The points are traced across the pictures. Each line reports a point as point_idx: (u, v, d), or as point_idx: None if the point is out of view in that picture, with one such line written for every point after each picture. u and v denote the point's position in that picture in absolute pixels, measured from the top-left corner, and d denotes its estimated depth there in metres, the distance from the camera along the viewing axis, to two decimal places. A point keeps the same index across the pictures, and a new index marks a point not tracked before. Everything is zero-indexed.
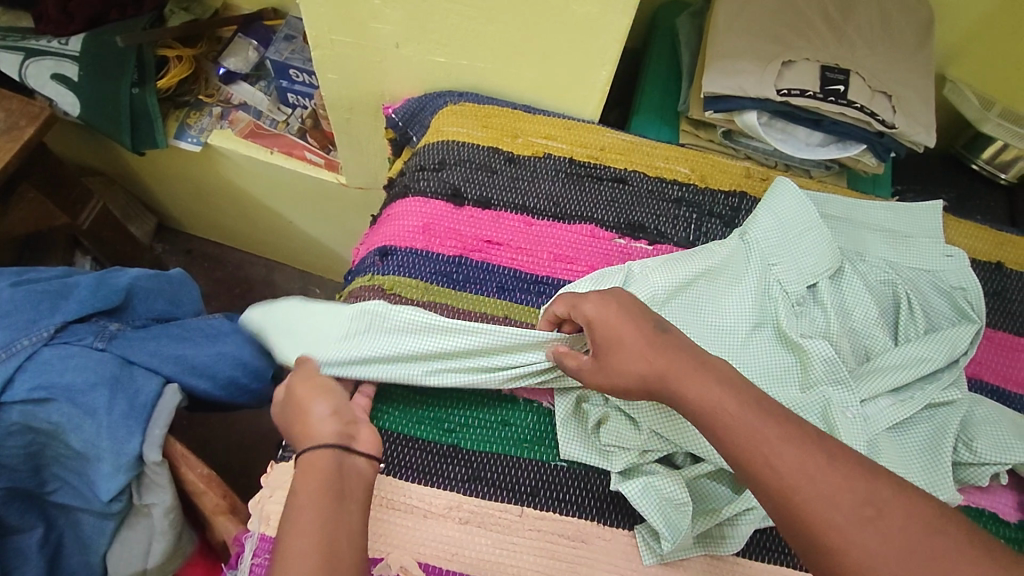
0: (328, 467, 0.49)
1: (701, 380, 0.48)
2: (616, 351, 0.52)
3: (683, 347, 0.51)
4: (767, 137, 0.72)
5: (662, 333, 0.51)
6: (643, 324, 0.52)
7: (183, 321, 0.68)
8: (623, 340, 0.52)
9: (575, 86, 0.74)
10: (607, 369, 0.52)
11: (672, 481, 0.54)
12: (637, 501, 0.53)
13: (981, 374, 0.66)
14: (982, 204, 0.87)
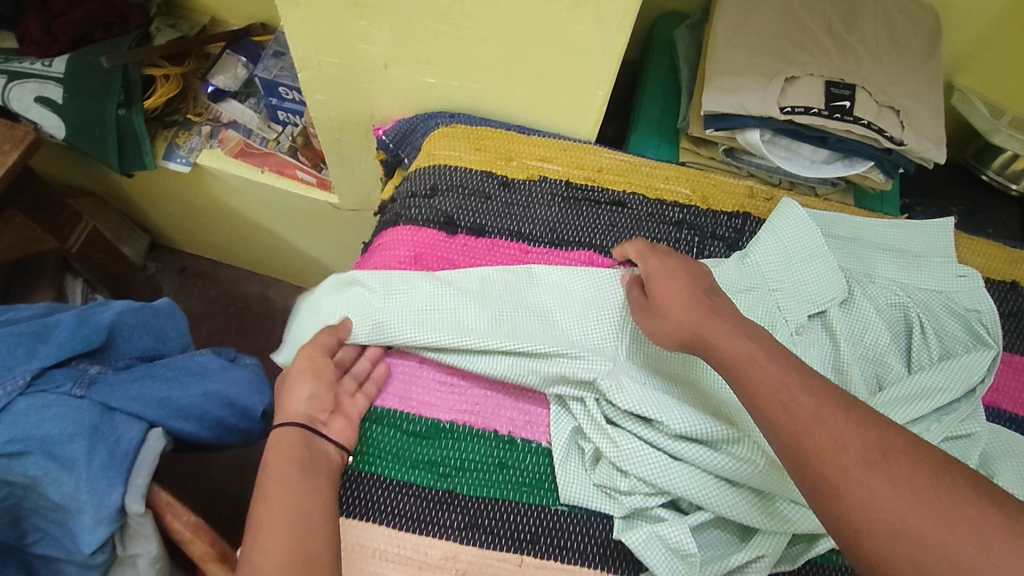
0: (296, 445, 0.52)
1: (722, 330, 0.51)
2: (665, 288, 0.56)
3: (729, 312, 0.53)
4: (770, 155, 0.69)
5: (712, 298, 0.54)
6: (695, 285, 0.55)
7: (168, 359, 0.66)
8: (670, 293, 0.55)
9: (570, 106, 0.72)
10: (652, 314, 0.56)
11: (679, 530, 0.51)
12: (642, 551, 0.51)
13: (998, 402, 0.63)
14: (993, 217, 0.85)
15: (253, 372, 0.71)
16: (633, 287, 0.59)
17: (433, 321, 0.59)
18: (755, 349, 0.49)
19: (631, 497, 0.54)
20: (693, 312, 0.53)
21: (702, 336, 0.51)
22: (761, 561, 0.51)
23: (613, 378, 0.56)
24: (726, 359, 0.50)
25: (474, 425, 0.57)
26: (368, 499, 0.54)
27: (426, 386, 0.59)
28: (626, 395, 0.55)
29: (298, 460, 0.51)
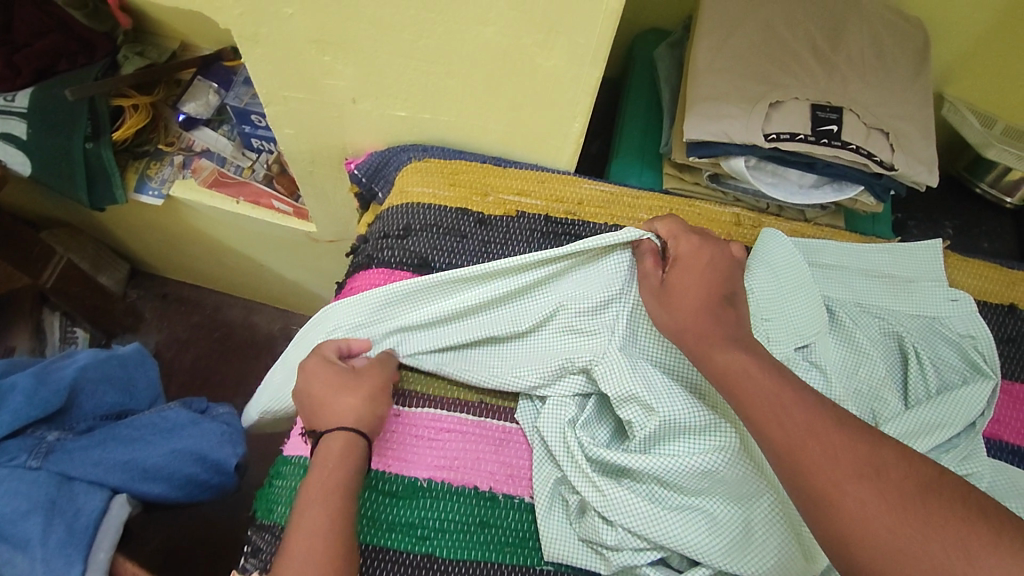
0: (352, 453, 0.51)
1: (722, 348, 0.49)
2: (682, 281, 0.54)
3: (734, 325, 0.51)
4: (756, 181, 0.67)
5: (724, 308, 0.52)
6: (710, 290, 0.53)
7: (133, 417, 0.63)
8: (687, 291, 0.53)
9: (547, 138, 0.69)
10: (665, 302, 0.53)
11: None
12: None
13: (999, 434, 0.60)
14: (989, 231, 0.82)
15: (228, 423, 0.68)
16: (647, 259, 0.57)
17: (434, 330, 0.59)
18: (750, 364, 0.47)
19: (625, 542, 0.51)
20: (696, 321, 0.51)
21: (698, 348, 0.50)
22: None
23: (608, 363, 0.55)
24: (721, 375, 0.48)
25: (454, 482, 0.54)
26: None
27: (403, 441, 0.56)
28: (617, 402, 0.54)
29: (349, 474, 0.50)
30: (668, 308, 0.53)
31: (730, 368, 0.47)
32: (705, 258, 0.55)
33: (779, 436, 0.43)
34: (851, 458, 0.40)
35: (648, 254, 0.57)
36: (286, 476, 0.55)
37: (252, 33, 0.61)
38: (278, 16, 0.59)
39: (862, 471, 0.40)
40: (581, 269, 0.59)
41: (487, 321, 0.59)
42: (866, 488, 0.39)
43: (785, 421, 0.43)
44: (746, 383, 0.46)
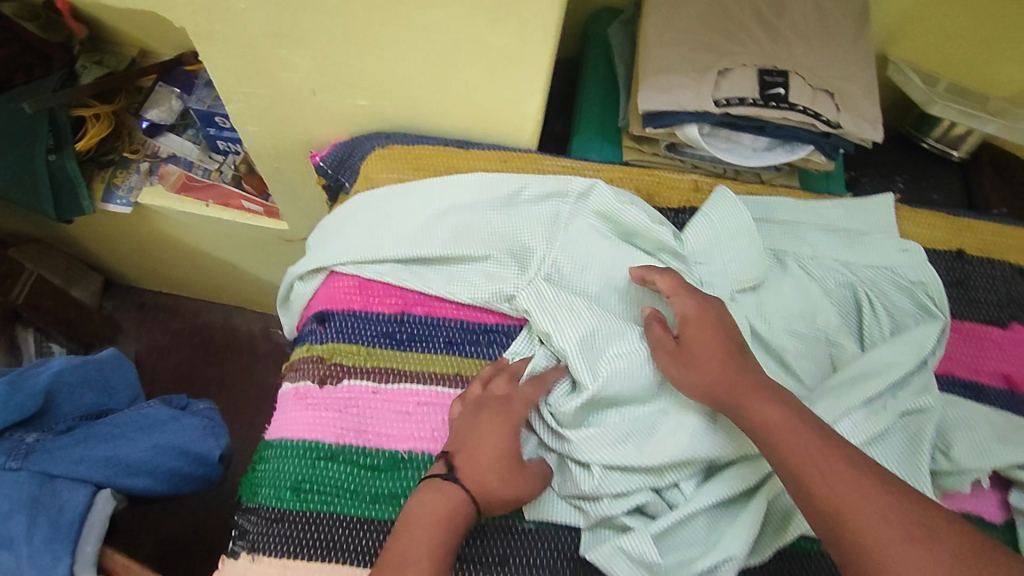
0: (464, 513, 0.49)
1: (753, 400, 0.50)
2: (699, 339, 0.54)
3: (758, 374, 0.52)
4: (711, 148, 0.69)
5: (743, 357, 0.53)
6: (727, 344, 0.54)
7: (114, 414, 0.63)
8: (705, 350, 0.54)
9: (506, 117, 0.70)
10: (684, 363, 0.54)
11: (642, 539, 0.51)
12: (606, 564, 0.51)
13: (951, 370, 0.63)
14: (938, 182, 0.85)
15: (210, 416, 0.68)
16: (655, 325, 0.56)
17: (410, 264, 0.63)
18: (793, 419, 0.49)
19: (607, 486, 0.53)
20: (723, 375, 0.52)
21: (732, 401, 0.51)
22: (733, 560, 0.51)
23: (569, 304, 0.58)
24: (762, 428, 0.49)
25: (435, 453, 0.56)
26: (327, 539, 0.52)
27: (382, 416, 0.57)
28: (592, 350, 0.56)
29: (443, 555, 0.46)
30: (686, 374, 0.53)
31: (771, 421, 0.49)
32: (715, 318, 0.55)
33: (830, 498, 0.45)
34: (904, 522, 0.43)
35: (655, 316, 0.57)
36: (268, 460, 0.56)
37: (207, 30, 0.62)
38: (231, 12, 0.60)
39: (915, 534, 0.42)
40: (541, 217, 0.65)
41: (459, 254, 0.63)
42: (920, 551, 0.42)
43: (834, 483, 0.45)
44: (789, 437, 0.48)
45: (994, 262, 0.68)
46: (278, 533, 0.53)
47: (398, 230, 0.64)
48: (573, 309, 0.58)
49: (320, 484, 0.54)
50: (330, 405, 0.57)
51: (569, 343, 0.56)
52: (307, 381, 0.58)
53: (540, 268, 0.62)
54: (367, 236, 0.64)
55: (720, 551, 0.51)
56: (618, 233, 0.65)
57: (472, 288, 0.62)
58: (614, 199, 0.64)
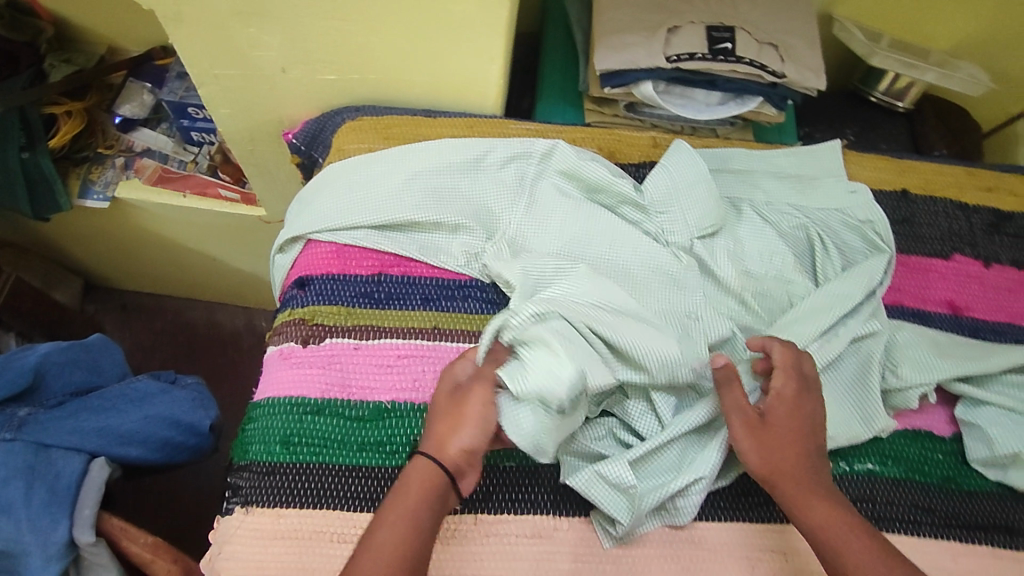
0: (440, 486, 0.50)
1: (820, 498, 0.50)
2: (783, 421, 0.53)
3: (825, 476, 0.52)
4: (667, 104, 0.72)
5: (819, 456, 0.53)
6: (808, 437, 0.53)
7: (104, 389, 0.65)
8: (785, 432, 0.53)
9: (470, 85, 0.73)
10: (762, 439, 0.52)
11: (619, 465, 0.54)
12: (586, 490, 0.54)
13: (900, 301, 0.67)
14: (887, 133, 0.90)
15: (198, 389, 0.70)
16: (737, 390, 0.54)
17: (384, 228, 0.65)
18: (845, 521, 0.49)
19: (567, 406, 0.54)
20: (795, 466, 0.51)
21: (798, 496, 0.50)
22: (703, 479, 0.54)
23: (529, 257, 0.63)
24: (814, 529, 0.49)
25: (417, 401, 0.58)
26: (317, 487, 0.54)
27: (365, 370, 0.59)
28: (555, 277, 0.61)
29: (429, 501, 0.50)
30: (765, 453, 0.52)
31: (826, 523, 0.49)
32: (807, 409, 0.54)
33: None
34: None
35: (734, 381, 0.54)
36: (258, 418, 0.58)
37: (175, 12, 0.64)
38: None
39: None
40: (509, 177, 0.68)
41: (432, 212, 0.65)
42: None
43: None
44: (839, 537, 0.48)
45: (936, 199, 0.73)
46: (270, 484, 0.54)
47: (372, 196, 0.66)
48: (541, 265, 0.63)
49: (308, 437, 0.56)
50: (314, 363, 0.59)
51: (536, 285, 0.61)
52: (291, 343, 0.60)
53: (507, 229, 0.66)
54: (342, 204, 0.66)
55: (691, 472, 0.55)
56: (584, 189, 0.68)
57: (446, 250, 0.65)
58: (580, 158, 0.67)
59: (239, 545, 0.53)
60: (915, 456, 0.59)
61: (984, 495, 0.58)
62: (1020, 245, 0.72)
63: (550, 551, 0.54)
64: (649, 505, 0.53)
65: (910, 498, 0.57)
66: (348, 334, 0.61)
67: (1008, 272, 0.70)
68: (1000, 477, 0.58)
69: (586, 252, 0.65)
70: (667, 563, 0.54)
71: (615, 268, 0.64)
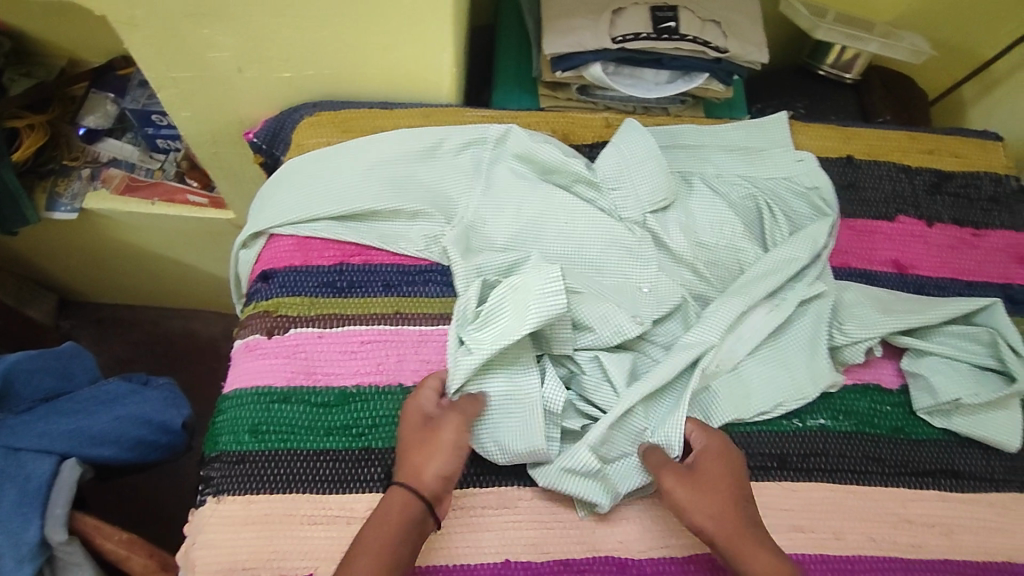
0: (415, 512, 0.50)
1: (756, 548, 0.49)
2: (713, 472, 0.53)
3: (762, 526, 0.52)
4: (617, 84, 0.74)
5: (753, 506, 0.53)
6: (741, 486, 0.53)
7: (75, 394, 0.66)
8: (718, 481, 0.53)
9: (424, 75, 0.75)
10: (699, 490, 0.52)
11: (580, 454, 0.55)
12: (557, 484, 0.55)
13: (847, 263, 0.70)
14: (836, 104, 0.93)
15: (170, 389, 0.72)
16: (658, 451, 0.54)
17: (345, 218, 0.67)
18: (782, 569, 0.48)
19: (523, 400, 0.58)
20: (732, 519, 0.51)
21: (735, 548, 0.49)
22: (671, 452, 0.56)
23: (485, 239, 0.66)
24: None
25: (381, 384, 0.59)
26: (287, 472, 0.56)
27: (330, 357, 0.60)
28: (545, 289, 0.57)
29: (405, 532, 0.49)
30: (705, 502, 0.51)
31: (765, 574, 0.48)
32: (735, 460, 0.55)
33: None
34: None
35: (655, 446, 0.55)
36: (226, 410, 0.59)
37: (128, 17, 0.65)
38: None
39: None
40: (465, 161, 0.69)
41: (391, 199, 0.66)
42: None
43: None
44: None
45: (880, 163, 0.75)
46: (241, 472, 0.55)
47: (331, 189, 0.67)
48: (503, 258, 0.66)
49: (275, 427, 0.57)
50: (279, 353, 0.60)
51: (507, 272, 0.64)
52: (256, 335, 0.62)
53: (463, 214, 0.67)
54: (302, 198, 0.67)
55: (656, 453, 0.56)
56: (537, 171, 0.69)
57: (404, 239, 0.66)
58: (532, 142, 0.68)
59: (211, 533, 0.53)
60: (865, 410, 0.61)
61: (932, 443, 0.60)
62: (960, 204, 0.74)
63: (517, 521, 0.55)
64: (624, 489, 0.56)
65: (862, 450, 0.59)
66: (311, 324, 0.62)
67: (950, 230, 0.73)
68: (945, 424, 0.61)
69: (543, 229, 0.66)
70: (631, 525, 0.56)
71: (572, 249, 0.66)
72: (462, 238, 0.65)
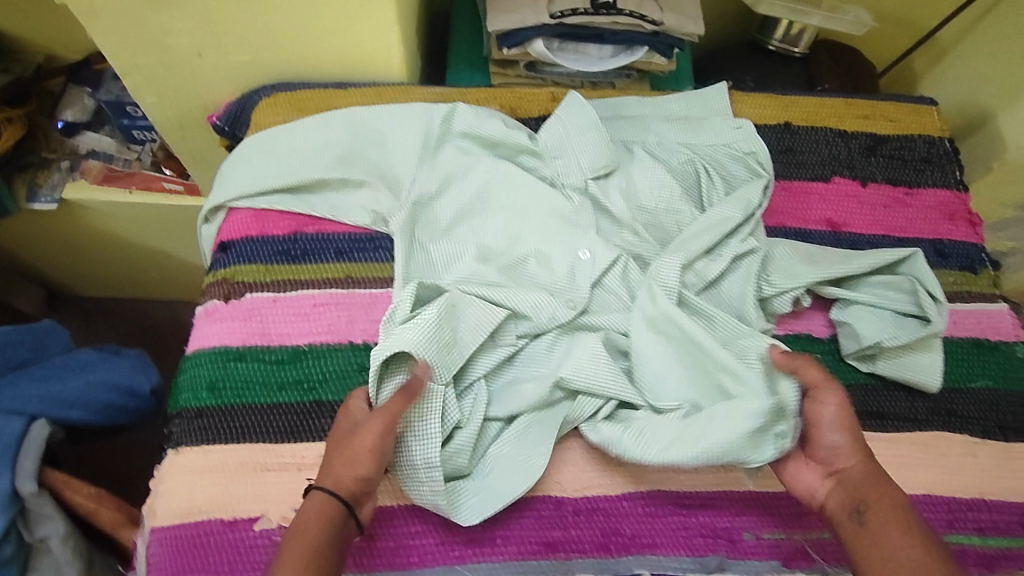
0: (330, 508, 0.50)
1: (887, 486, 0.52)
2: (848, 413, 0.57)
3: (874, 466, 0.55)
4: (560, 59, 0.77)
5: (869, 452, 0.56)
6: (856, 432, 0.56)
7: (48, 361, 0.70)
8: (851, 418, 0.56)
9: (376, 55, 0.78)
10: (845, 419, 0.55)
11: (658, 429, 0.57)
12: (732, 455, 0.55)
13: (782, 223, 0.73)
14: (783, 77, 0.96)
15: (140, 359, 0.75)
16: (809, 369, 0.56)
17: (300, 194, 0.70)
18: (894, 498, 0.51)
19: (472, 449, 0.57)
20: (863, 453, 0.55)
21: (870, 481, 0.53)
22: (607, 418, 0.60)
23: (433, 209, 0.69)
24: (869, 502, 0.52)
25: (333, 342, 0.63)
26: (242, 424, 0.59)
27: (283, 319, 0.64)
28: (444, 340, 0.58)
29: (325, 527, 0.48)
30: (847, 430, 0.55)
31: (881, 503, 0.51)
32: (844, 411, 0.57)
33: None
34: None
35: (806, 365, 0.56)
36: (187, 370, 0.62)
37: (88, 6, 0.68)
38: None
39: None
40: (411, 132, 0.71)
41: (340, 175, 0.69)
42: None
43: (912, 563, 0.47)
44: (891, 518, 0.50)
45: (816, 129, 0.79)
46: (199, 425, 0.59)
47: (285, 165, 0.70)
48: (451, 228, 0.69)
49: (230, 384, 0.61)
50: (235, 316, 0.64)
51: (441, 275, 0.66)
52: (214, 300, 0.65)
53: (410, 190, 0.69)
54: (259, 174, 0.70)
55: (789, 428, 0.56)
56: (481, 144, 0.72)
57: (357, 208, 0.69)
58: (476, 116, 0.71)
59: (171, 481, 0.57)
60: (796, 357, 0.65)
61: (857, 386, 0.64)
62: (894, 165, 0.77)
63: None
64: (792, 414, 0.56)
65: None
66: (266, 289, 0.65)
67: (883, 189, 0.76)
68: (870, 368, 0.64)
69: (488, 199, 0.70)
70: (568, 467, 0.59)
71: (515, 218, 0.69)
72: (411, 220, 0.67)
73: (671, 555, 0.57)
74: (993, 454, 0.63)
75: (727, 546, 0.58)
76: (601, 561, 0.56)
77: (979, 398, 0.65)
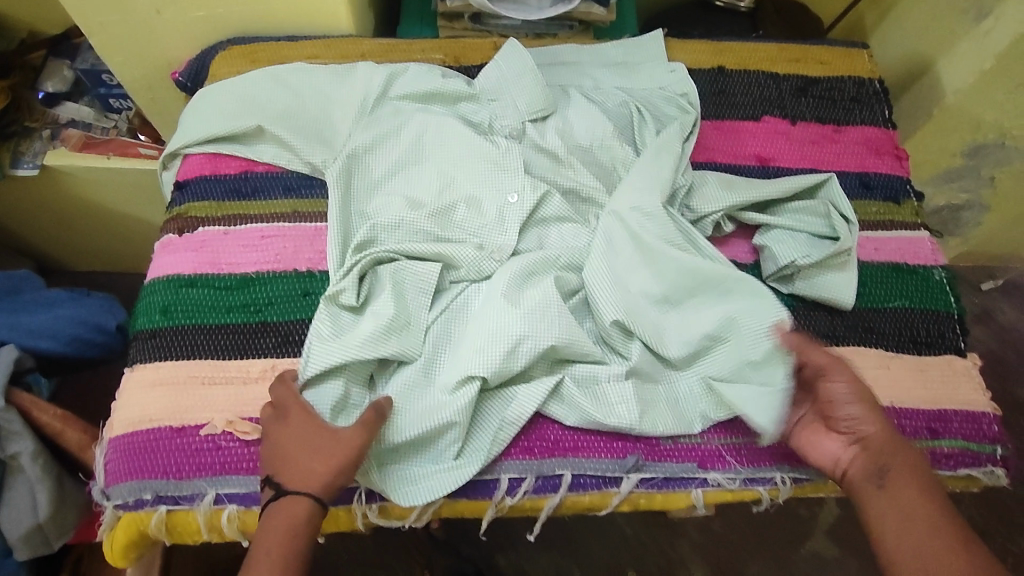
0: (298, 510, 0.52)
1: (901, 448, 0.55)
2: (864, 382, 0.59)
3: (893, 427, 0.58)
4: (500, 9, 0.81)
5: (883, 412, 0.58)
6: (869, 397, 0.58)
7: (21, 296, 0.76)
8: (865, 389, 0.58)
9: (326, 9, 0.82)
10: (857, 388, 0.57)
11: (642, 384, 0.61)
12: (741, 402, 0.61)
13: (713, 158, 0.76)
14: (728, 30, 0.99)
15: (109, 299, 0.80)
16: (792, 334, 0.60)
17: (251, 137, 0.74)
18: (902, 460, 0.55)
19: (427, 419, 0.58)
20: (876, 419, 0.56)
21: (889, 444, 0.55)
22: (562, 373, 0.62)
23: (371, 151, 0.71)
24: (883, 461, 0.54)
25: (279, 269, 0.67)
26: (191, 343, 0.63)
27: (233, 250, 0.68)
28: (399, 321, 0.62)
29: (293, 530, 0.51)
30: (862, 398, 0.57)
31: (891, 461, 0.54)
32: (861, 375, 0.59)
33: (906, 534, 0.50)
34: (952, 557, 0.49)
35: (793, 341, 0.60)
36: (143, 296, 0.67)
37: None
38: None
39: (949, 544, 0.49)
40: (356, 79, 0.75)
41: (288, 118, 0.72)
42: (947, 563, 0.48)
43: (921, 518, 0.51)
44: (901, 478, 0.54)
45: (748, 72, 0.82)
46: (152, 344, 0.63)
47: (237, 109, 0.74)
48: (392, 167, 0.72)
49: (182, 308, 0.65)
50: (188, 247, 0.68)
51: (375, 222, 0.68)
52: (169, 234, 0.69)
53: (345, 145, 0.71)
54: (211, 119, 0.74)
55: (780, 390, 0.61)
56: (420, 99, 0.75)
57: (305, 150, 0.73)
58: (414, 74, 0.75)
59: (127, 395, 0.61)
60: None
61: None
62: (824, 105, 0.81)
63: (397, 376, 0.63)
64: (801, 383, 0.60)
65: None
66: (218, 223, 0.69)
67: (812, 127, 0.79)
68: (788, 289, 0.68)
69: (428, 140, 0.72)
70: None
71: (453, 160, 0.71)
72: (346, 172, 0.70)
73: (593, 457, 0.61)
74: (906, 365, 0.66)
75: (645, 448, 0.61)
76: (525, 462, 0.60)
77: (897, 316, 0.68)
